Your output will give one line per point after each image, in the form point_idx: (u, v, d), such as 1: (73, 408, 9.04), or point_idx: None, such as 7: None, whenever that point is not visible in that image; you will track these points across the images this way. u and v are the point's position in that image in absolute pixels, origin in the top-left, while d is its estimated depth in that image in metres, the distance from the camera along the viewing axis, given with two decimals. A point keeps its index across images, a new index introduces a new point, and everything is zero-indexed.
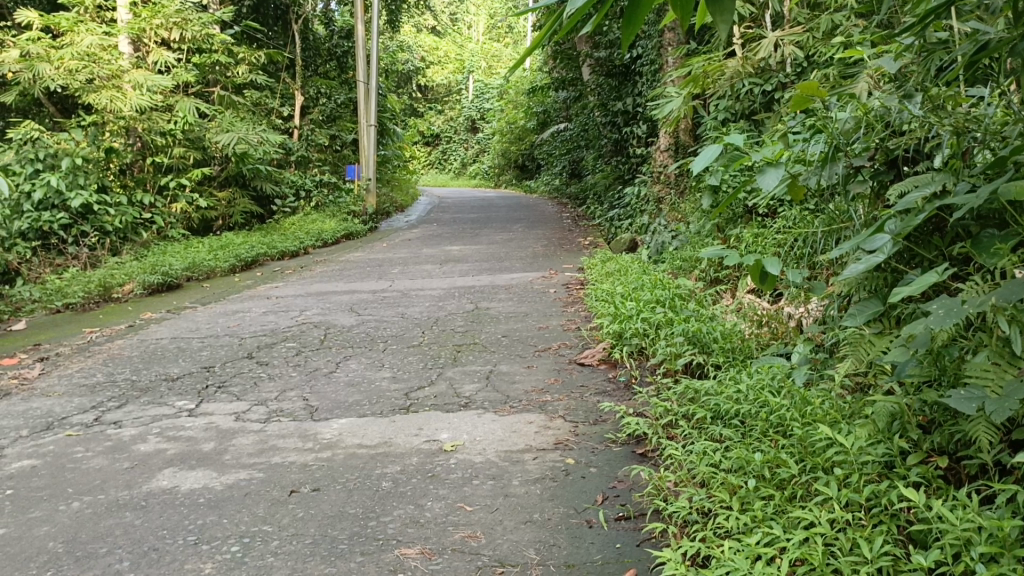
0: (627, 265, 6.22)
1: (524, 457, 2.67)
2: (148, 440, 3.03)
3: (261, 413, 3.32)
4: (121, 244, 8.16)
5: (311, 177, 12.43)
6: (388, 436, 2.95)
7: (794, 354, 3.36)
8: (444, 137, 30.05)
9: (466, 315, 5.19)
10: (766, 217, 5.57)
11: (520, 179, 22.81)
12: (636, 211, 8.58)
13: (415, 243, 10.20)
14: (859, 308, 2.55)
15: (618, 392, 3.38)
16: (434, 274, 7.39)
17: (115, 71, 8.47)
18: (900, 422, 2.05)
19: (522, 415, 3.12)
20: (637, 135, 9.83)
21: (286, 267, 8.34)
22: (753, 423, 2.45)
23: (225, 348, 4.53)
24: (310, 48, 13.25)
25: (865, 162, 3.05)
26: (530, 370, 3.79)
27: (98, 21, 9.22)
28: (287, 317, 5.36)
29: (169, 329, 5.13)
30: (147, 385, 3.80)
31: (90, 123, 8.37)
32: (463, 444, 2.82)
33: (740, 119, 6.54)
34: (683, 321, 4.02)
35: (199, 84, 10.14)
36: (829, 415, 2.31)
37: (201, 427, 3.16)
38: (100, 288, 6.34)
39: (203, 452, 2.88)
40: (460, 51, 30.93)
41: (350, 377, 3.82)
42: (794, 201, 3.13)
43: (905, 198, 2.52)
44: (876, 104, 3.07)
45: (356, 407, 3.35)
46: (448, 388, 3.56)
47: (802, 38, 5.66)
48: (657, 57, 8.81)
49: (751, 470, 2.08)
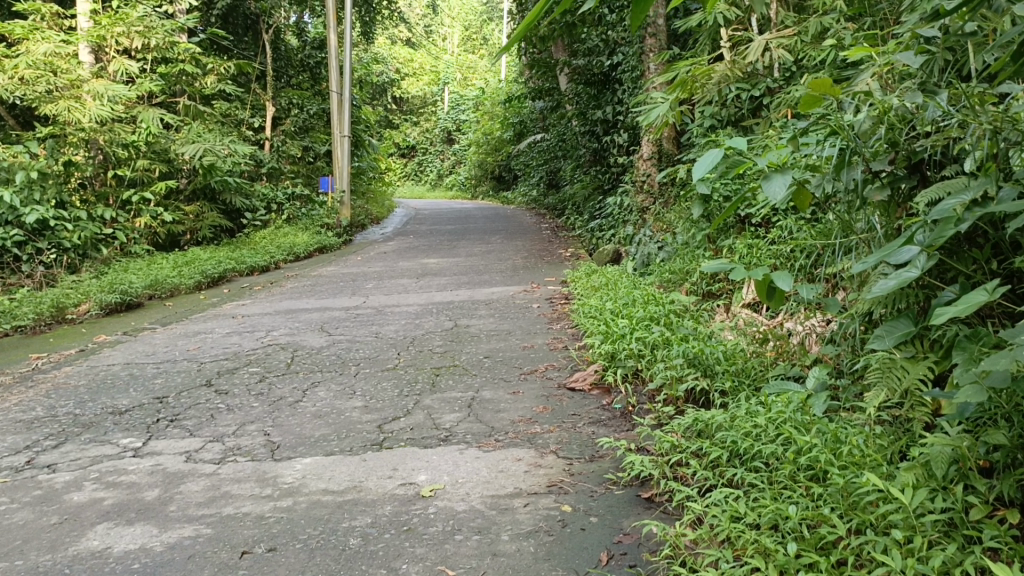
0: (613, 278, 5.91)
1: (514, 504, 2.33)
2: (83, 487, 2.67)
3: (216, 452, 2.96)
4: (80, 261, 7.76)
5: (283, 190, 12.02)
6: (358, 479, 2.60)
7: (804, 377, 3.10)
8: (420, 149, 29.71)
9: (444, 334, 4.85)
10: (761, 227, 5.30)
11: (497, 191, 22.48)
12: (619, 222, 8.29)
13: (390, 256, 9.84)
14: (887, 330, 2.27)
15: (615, 421, 3.06)
16: (410, 289, 7.04)
17: (73, 80, 8.07)
18: (959, 468, 1.80)
19: (510, 451, 2.78)
20: (618, 144, 9.57)
21: (255, 282, 7.97)
22: (779, 466, 2.14)
23: (182, 375, 4.15)
24: (281, 58, 12.87)
25: (885, 166, 2.71)
26: (516, 397, 3.45)
27: (56, 29, 8.76)
28: (252, 339, 4.98)
29: (123, 353, 4.75)
30: (91, 420, 3.42)
31: (47, 135, 7.92)
32: (444, 489, 2.48)
33: (728, 126, 6.28)
34: (681, 340, 3.70)
35: (164, 95, 9.76)
36: (870, 458, 2.03)
37: (147, 471, 2.79)
38: (53, 309, 5.94)
39: (144, 502, 2.51)
40: (435, 62, 30.69)
41: (318, 406, 3.46)
42: (799, 212, 2.80)
43: (938, 206, 2.21)
44: (896, 102, 2.74)
45: (322, 443, 2.99)
46: (426, 419, 3.21)
47: (792, 39, 5.30)
48: (637, 63, 8.54)
49: (789, 528, 1.79)
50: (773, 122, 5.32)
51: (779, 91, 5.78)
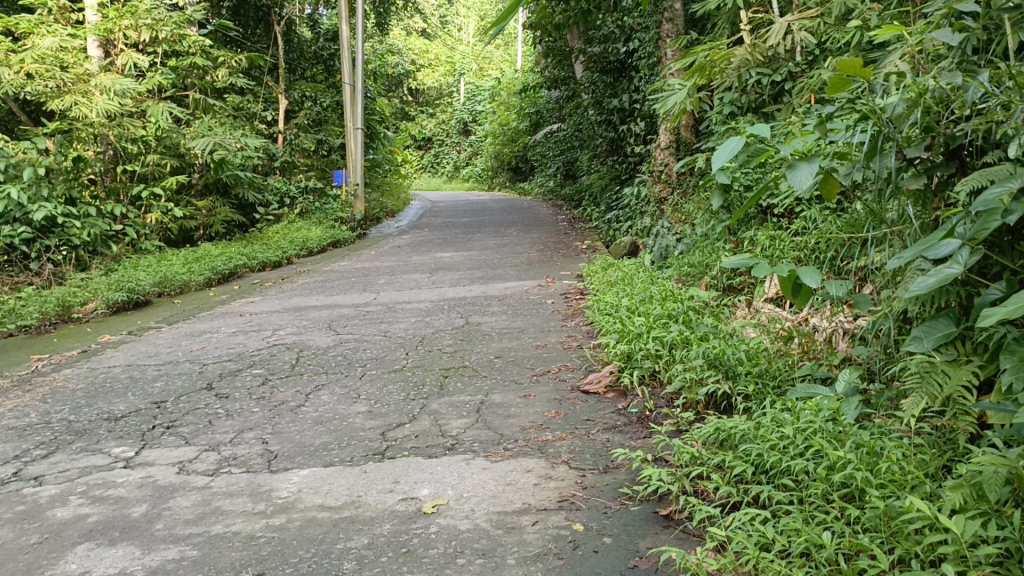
0: (630, 272, 5.71)
1: (521, 522, 2.17)
2: (68, 503, 2.53)
3: (210, 462, 2.81)
4: (89, 258, 7.65)
5: (296, 184, 11.89)
6: (356, 493, 2.44)
7: (832, 379, 2.92)
8: (436, 141, 29.44)
9: (455, 332, 4.69)
10: (783, 218, 5.11)
11: (514, 182, 22.18)
12: (636, 213, 8.09)
13: (404, 250, 9.70)
14: (926, 330, 2.16)
15: (632, 427, 2.89)
16: (422, 284, 6.88)
17: (80, 74, 7.94)
18: (1015, 488, 1.62)
19: (519, 462, 2.61)
20: (635, 133, 9.36)
21: (266, 279, 7.84)
22: (810, 484, 1.96)
23: (183, 377, 4.01)
24: (294, 51, 12.72)
25: (922, 152, 2.55)
26: (527, 401, 3.28)
27: (64, 23, 8.65)
28: (258, 339, 4.84)
29: (125, 354, 4.61)
30: (84, 427, 3.28)
31: (55, 130, 7.79)
32: (447, 505, 2.31)
33: (748, 113, 6.09)
34: (701, 339, 3.52)
35: (174, 88, 9.61)
36: (912, 476, 1.85)
37: (137, 483, 2.65)
38: (58, 308, 5.82)
39: (130, 520, 2.36)
40: (450, 54, 30.53)
41: (320, 412, 3.30)
42: (826, 200, 2.67)
43: (984, 196, 2.06)
44: (932, 83, 2.56)
45: (322, 452, 2.83)
46: (432, 426, 3.05)
47: (816, 21, 5.13)
48: (654, 50, 8.32)
49: (824, 558, 1.62)
50: (796, 109, 5.12)
51: (801, 76, 5.58)
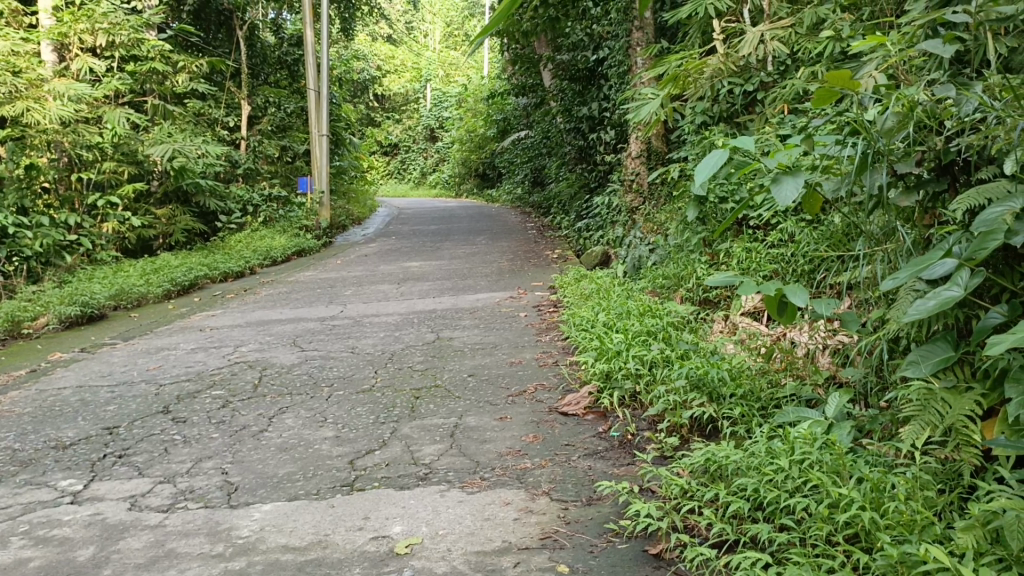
0: (604, 284, 5.60)
1: (502, 564, 2.02)
2: (8, 545, 2.32)
3: (165, 495, 2.62)
4: (42, 270, 7.36)
5: (259, 191, 11.62)
6: (324, 532, 2.27)
7: (819, 400, 2.81)
8: (402, 147, 29.18)
9: (425, 348, 4.53)
10: (758, 230, 5.03)
11: (480, 189, 22.06)
12: (607, 222, 7.99)
13: (371, 259, 9.50)
14: (924, 354, 2.06)
15: (615, 453, 2.75)
16: (390, 296, 6.70)
17: (33, 79, 7.55)
18: None
19: (497, 493, 2.47)
20: (604, 141, 9.27)
21: (228, 290, 7.60)
22: (813, 524, 1.84)
23: (138, 399, 3.80)
24: (257, 56, 12.44)
25: (911, 168, 2.45)
26: (503, 424, 3.13)
27: (16, 25, 8.32)
28: (218, 356, 4.64)
29: (76, 374, 4.38)
30: (30, 457, 3.07)
31: (6, 137, 7.47)
32: (421, 544, 2.16)
33: (719, 122, 6.02)
34: (682, 357, 3.41)
35: (132, 93, 9.30)
36: (923, 514, 1.75)
37: (85, 522, 2.45)
38: (8, 324, 5.55)
39: (75, 565, 2.17)
40: (416, 60, 30.37)
41: (284, 438, 3.12)
42: (810, 214, 2.57)
43: (985, 216, 1.96)
44: (922, 95, 2.45)
45: (286, 485, 2.66)
46: (404, 453, 2.89)
47: (788, 31, 4.98)
48: (624, 58, 8.24)
49: None
50: (770, 119, 5.04)
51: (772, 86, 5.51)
